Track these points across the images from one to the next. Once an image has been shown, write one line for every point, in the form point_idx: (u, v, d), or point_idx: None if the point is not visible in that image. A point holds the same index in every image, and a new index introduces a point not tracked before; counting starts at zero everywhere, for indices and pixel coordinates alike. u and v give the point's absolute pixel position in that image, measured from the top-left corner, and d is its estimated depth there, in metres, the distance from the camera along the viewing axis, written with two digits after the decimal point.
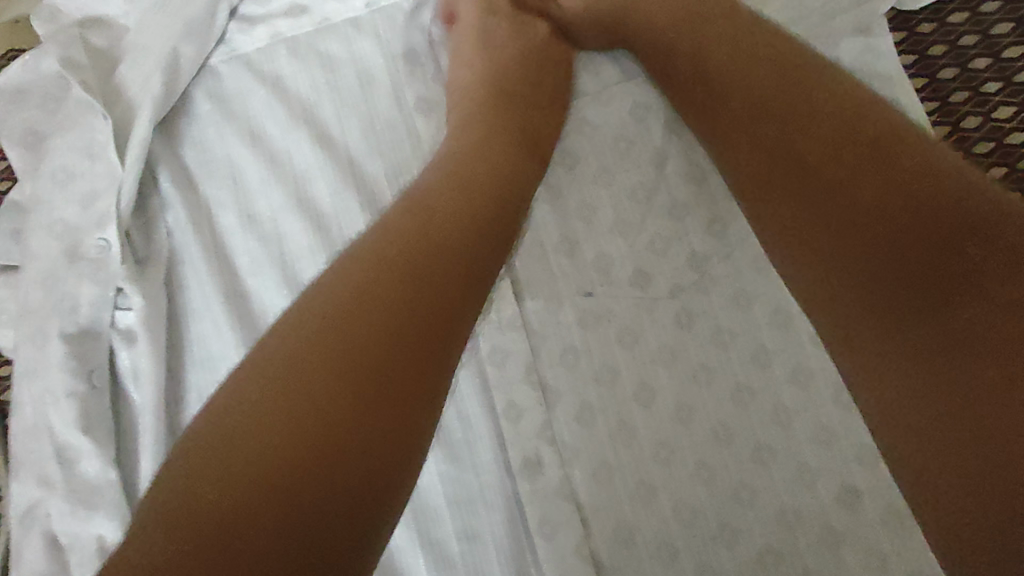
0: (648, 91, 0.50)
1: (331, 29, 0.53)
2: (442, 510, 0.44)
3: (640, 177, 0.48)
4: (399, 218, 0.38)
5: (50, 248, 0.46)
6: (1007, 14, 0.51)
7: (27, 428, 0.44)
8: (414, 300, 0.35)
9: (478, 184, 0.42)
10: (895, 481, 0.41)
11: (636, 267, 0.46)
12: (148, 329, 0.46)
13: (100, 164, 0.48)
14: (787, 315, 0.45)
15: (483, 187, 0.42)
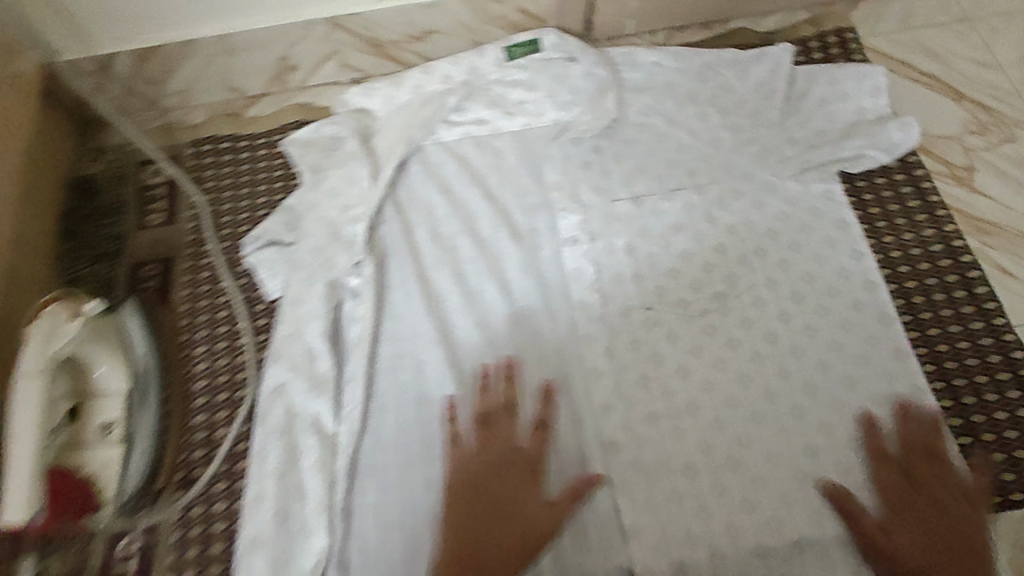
0: (697, 195, 0.79)
1: (499, 134, 0.84)
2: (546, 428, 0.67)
3: (686, 246, 0.76)
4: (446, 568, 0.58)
5: (320, 232, 0.74)
6: (912, 179, 0.78)
7: (286, 337, 0.69)
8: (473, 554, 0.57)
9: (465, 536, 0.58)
10: (842, 443, 0.65)
11: (681, 296, 0.73)
12: (369, 290, 0.72)
13: (358, 189, 0.77)
14: (777, 335, 0.70)
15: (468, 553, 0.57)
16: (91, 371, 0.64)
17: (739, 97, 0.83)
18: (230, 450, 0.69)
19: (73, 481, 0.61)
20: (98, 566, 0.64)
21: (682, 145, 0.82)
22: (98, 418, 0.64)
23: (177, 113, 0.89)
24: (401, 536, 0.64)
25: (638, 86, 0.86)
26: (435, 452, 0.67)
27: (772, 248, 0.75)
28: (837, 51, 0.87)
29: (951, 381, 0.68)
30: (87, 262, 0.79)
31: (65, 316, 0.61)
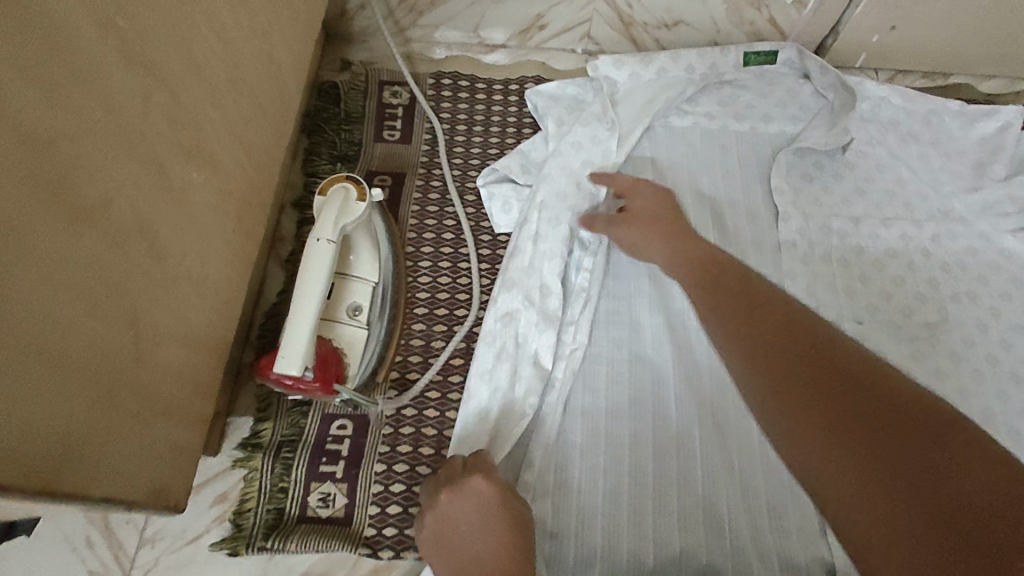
0: (914, 229, 0.81)
1: (725, 132, 0.89)
2: (754, 412, 0.69)
3: (899, 273, 0.79)
4: None
5: (564, 180, 0.77)
6: None
7: (522, 269, 0.73)
8: None
9: None
10: None
11: (890, 317, 0.76)
12: (603, 245, 0.75)
13: (601, 149, 0.81)
14: (984, 376, 0.72)
15: None
16: (351, 255, 0.67)
17: (960, 147, 0.87)
18: (446, 362, 0.71)
19: (329, 352, 0.62)
20: (312, 440, 0.65)
21: (901, 180, 0.85)
22: (348, 300, 0.67)
23: (420, 44, 0.94)
24: (604, 478, 0.66)
25: (864, 116, 0.90)
26: (645, 408, 0.69)
27: (983, 294, 0.77)
28: None
29: None
30: (325, 159, 0.83)
31: (355, 197, 0.64)
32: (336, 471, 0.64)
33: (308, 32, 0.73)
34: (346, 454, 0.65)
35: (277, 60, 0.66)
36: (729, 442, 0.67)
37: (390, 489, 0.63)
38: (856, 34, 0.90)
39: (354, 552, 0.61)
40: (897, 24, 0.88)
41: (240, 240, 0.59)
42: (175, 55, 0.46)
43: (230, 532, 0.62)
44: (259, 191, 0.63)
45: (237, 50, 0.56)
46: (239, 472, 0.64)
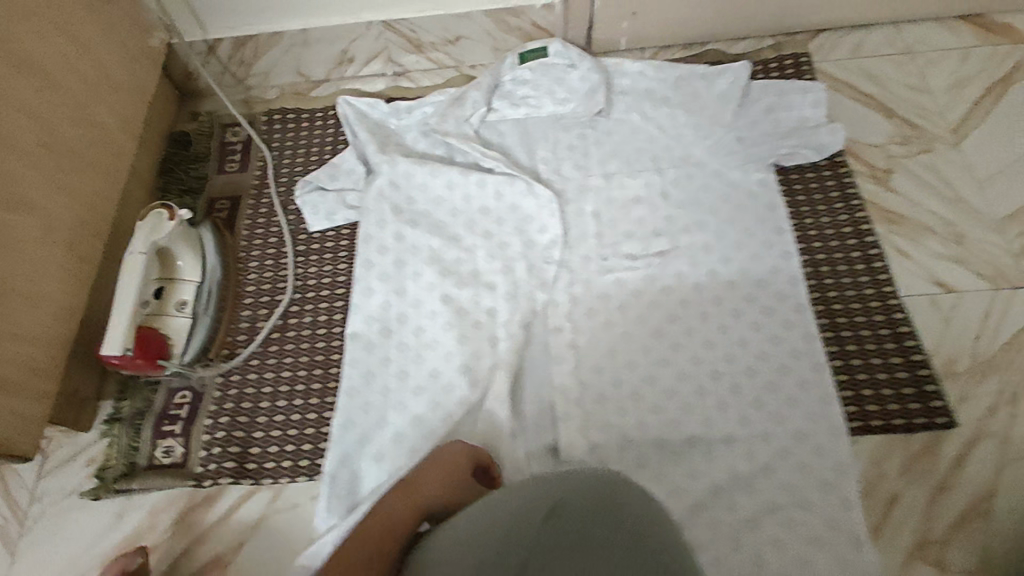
0: (656, 177, 0.96)
1: (503, 121, 1.05)
2: (505, 341, 0.84)
3: (643, 213, 0.93)
4: None
5: (386, 185, 0.95)
6: (838, 175, 0.94)
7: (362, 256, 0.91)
8: None
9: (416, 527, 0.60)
10: (739, 372, 0.81)
11: (630, 250, 0.91)
12: (407, 227, 0.92)
13: (412, 161, 0.96)
14: (702, 287, 0.87)
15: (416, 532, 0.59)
16: (176, 263, 0.86)
17: (703, 102, 1.02)
18: (267, 336, 0.89)
19: (151, 335, 0.80)
20: (158, 408, 0.84)
21: (651, 138, 1.00)
22: (175, 297, 0.85)
23: (256, 90, 1.14)
24: (385, 407, 0.81)
25: (623, 90, 1.05)
26: (421, 351, 0.85)
27: (713, 221, 0.92)
28: (793, 71, 1.04)
29: (839, 332, 0.83)
30: (176, 193, 1.03)
31: (166, 218, 0.82)
32: (176, 429, 0.82)
33: (133, 95, 0.92)
34: (184, 415, 0.83)
35: (100, 121, 0.85)
36: (483, 369, 0.83)
37: (215, 436, 0.82)
38: (607, 22, 1.06)
39: (187, 487, 0.79)
40: (636, 11, 1.04)
41: (77, 261, 0.79)
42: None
43: (95, 484, 0.80)
44: (95, 222, 0.83)
45: (47, 122, 0.76)
46: (103, 441, 0.83)
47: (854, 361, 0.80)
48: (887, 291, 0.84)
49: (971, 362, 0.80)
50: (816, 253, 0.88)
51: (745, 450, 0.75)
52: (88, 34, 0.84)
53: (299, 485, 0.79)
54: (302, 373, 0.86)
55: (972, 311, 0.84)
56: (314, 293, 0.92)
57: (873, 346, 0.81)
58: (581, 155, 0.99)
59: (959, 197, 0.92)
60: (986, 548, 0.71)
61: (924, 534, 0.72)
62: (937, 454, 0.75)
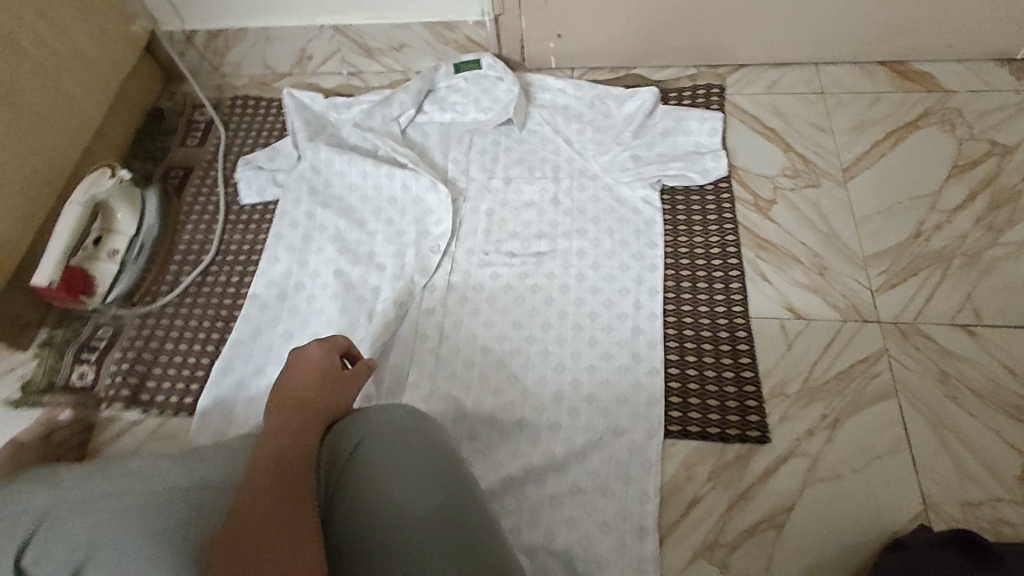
0: (551, 185, 1.05)
1: (431, 122, 1.16)
2: (379, 315, 0.93)
3: (531, 216, 1.02)
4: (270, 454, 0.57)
5: (309, 168, 1.07)
6: (718, 198, 0.99)
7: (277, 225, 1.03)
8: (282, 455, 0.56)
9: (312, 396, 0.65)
10: (581, 367, 0.87)
11: (511, 248, 0.99)
12: (319, 206, 1.04)
13: (336, 149, 1.08)
14: (568, 287, 0.94)
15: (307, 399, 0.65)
16: (115, 217, 1.00)
17: (611, 122, 1.10)
18: (184, 288, 1.01)
19: (78, 274, 0.94)
20: (82, 339, 0.97)
21: (556, 150, 1.09)
22: (109, 246, 0.99)
23: (230, 77, 1.29)
24: (263, 360, 0.90)
25: (542, 104, 1.15)
26: (306, 317, 0.95)
27: (591, 230, 0.99)
28: (702, 100, 1.11)
29: (683, 342, 0.87)
30: (140, 158, 1.17)
31: (107, 176, 0.97)
32: (91, 357, 0.95)
33: (105, 73, 1.08)
34: (101, 347, 0.96)
35: (66, 90, 1.00)
36: (354, 338, 0.92)
37: (120, 368, 0.93)
38: (536, 42, 1.16)
39: (90, 408, 0.91)
40: (560, 33, 1.14)
41: (26, 205, 0.93)
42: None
43: (18, 396, 0.93)
44: (49, 174, 0.97)
45: (15, 86, 0.91)
46: (34, 361, 0.96)
47: (689, 370, 0.85)
48: (737, 311, 0.89)
49: (802, 385, 0.83)
50: (681, 268, 0.94)
51: (565, 437, 0.81)
52: (64, 18, 1.00)
53: (180, 418, 0.90)
54: (205, 324, 0.97)
55: (817, 338, 0.87)
56: (232, 256, 1.04)
57: (710, 359, 0.85)
58: (489, 159, 1.09)
59: (831, 231, 0.96)
60: (771, 558, 0.73)
61: (714, 536, 0.74)
62: (747, 465, 0.78)
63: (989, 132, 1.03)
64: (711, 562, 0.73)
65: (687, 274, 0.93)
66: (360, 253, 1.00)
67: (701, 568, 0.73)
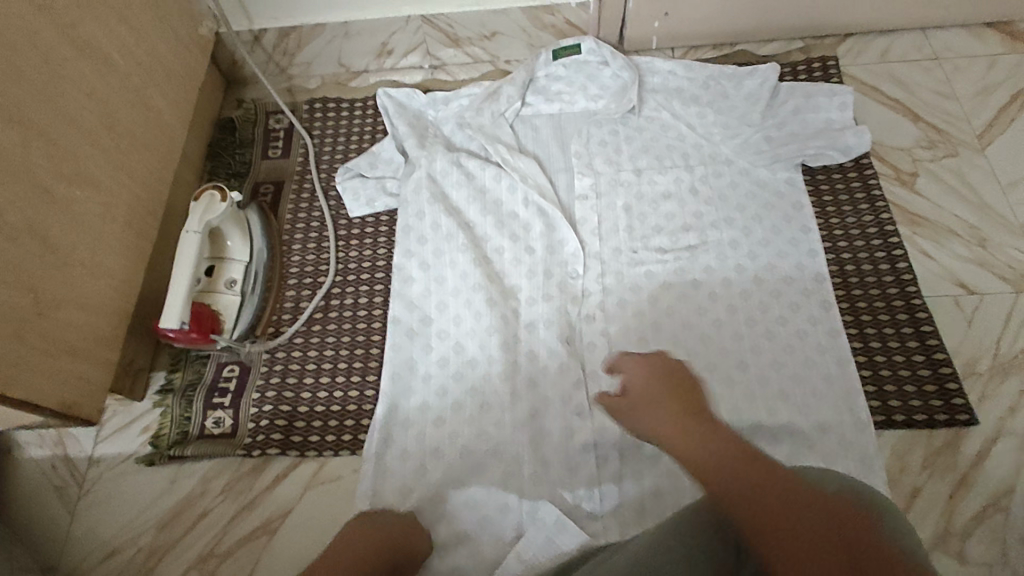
0: (685, 174, 0.99)
1: (538, 115, 1.08)
2: (540, 328, 0.88)
3: (672, 209, 0.97)
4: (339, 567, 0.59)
5: (422, 176, 0.98)
6: (862, 177, 0.97)
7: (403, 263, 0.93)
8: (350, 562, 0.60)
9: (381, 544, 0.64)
10: (765, 363, 0.83)
11: (660, 245, 0.94)
12: (443, 215, 0.95)
13: (445, 156, 1.00)
14: (731, 281, 0.90)
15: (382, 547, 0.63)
16: (225, 244, 0.91)
17: (733, 104, 1.03)
18: (310, 315, 0.93)
19: (204, 311, 0.85)
20: (208, 381, 0.88)
21: (682, 136, 1.03)
22: (225, 276, 0.91)
23: (298, 79, 1.20)
24: (426, 391, 0.85)
25: (654, 88, 1.07)
26: (456, 341, 0.87)
27: (741, 218, 0.94)
28: (821, 75, 1.07)
29: (864, 329, 0.85)
30: (222, 175, 1.08)
31: (219, 199, 0.88)
32: (225, 401, 0.87)
33: (182, 83, 0.98)
34: (233, 388, 0.87)
35: (152, 104, 0.90)
36: (518, 355, 0.86)
37: (262, 408, 0.86)
38: (640, 23, 1.09)
39: (237, 456, 0.84)
40: (668, 11, 1.07)
41: (133, 238, 0.84)
42: (42, 109, 0.70)
43: (150, 451, 0.85)
44: (149, 203, 0.88)
45: (110, 105, 0.81)
46: (156, 410, 0.88)
47: (877, 358, 0.83)
48: (912, 291, 0.87)
49: (994, 362, 0.83)
50: (844, 251, 0.92)
51: (770, 440, 0.79)
52: (144, 21, 0.88)
53: (343, 458, 0.84)
54: (345, 352, 0.90)
55: (993, 314, 0.86)
56: (355, 276, 0.96)
57: (895, 344, 0.84)
58: (611, 151, 1.03)
59: (982, 203, 0.95)
60: (1006, 543, 0.73)
61: (945, 527, 0.75)
62: (959, 450, 0.78)
63: None
64: (948, 553, 0.74)
65: (848, 258, 0.91)
66: (502, 263, 0.93)
67: (939, 561, 0.73)
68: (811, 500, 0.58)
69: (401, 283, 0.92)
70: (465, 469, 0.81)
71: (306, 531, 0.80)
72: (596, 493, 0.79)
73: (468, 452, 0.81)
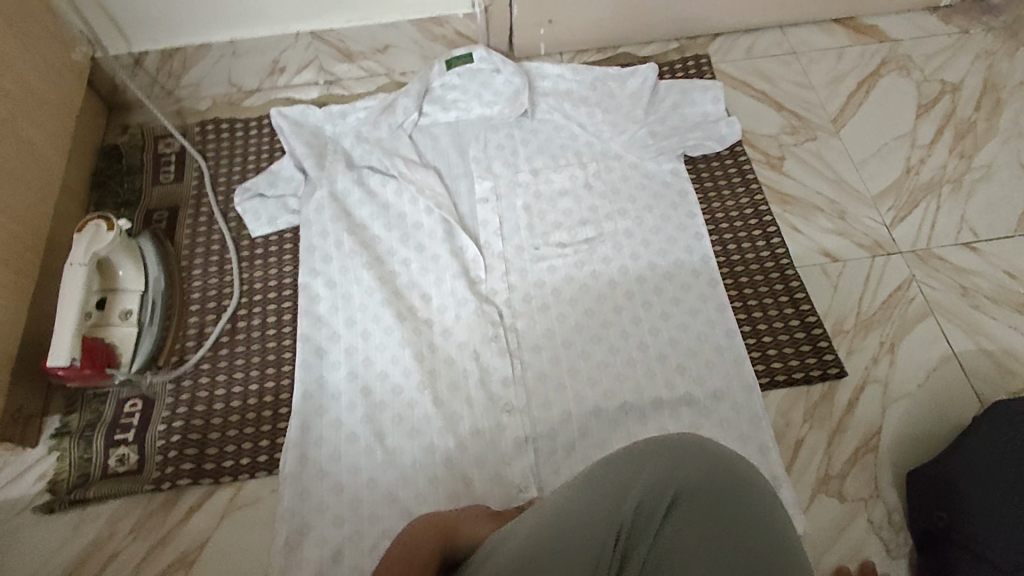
0: (579, 172, 1.05)
1: (436, 124, 1.10)
2: (448, 331, 0.90)
3: (568, 206, 1.02)
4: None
5: (321, 195, 0.99)
6: (735, 163, 1.06)
7: (313, 280, 0.93)
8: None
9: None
10: (663, 343, 0.89)
11: (561, 241, 0.99)
12: (349, 231, 0.97)
13: (343, 173, 1.01)
14: (626, 268, 0.96)
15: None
16: (117, 275, 0.88)
17: (616, 101, 1.09)
18: (215, 340, 0.91)
19: (99, 346, 0.82)
20: (109, 418, 0.84)
21: (573, 136, 1.09)
22: (119, 306, 0.87)
23: (188, 101, 1.16)
24: (339, 408, 0.85)
25: (545, 91, 1.12)
26: (368, 351, 0.88)
27: (630, 208, 1.01)
28: (694, 72, 1.16)
29: (747, 301, 0.93)
30: (111, 206, 1.04)
31: (105, 229, 0.84)
32: (129, 436, 0.83)
33: (59, 114, 0.94)
34: (137, 422, 0.84)
35: (25, 137, 0.86)
36: (430, 358, 0.88)
37: (170, 439, 0.83)
38: (526, 30, 1.14)
39: (146, 493, 0.81)
40: (551, 19, 1.13)
41: (12, 277, 0.80)
42: None
43: (48, 499, 0.80)
44: (27, 238, 0.83)
45: None
46: (52, 455, 0.83)
47: (761, 326, 0.91)
48: (785, 263, 0.96)
49: (856, 320, 0.93)
50: (728, 233, 1.00)
51: (671, 413, 0.85)
52: (8, 51, 0.85)
53: (260, 480, 0.83)
54: (255, 374, 0.88)
55: (854, 276, 0.96)
56: (261, 295, 0.95)
57: (774, 312, 0.92)
58: (509, 156, 1.07)
59: (838, 179, 1.06)
60: (877, 477, 0.83)
61: (826, 471, 0.83)
62: (834, 400, 0.87)
63: (940, 72, 1.17)
64: (830, 494, 0.82)
65: (728, 239, 0.99)
66: (408, 270, 0.95)
67: (823, 501, 0.82)
68: (661, 504, 0.54)
69: (309, 299, 0.92)
70: (385, 476, 0.81)
71: (228, 558, 0.79)
72: (515, 482, 0.82)
73: (387, 458, 0.82)
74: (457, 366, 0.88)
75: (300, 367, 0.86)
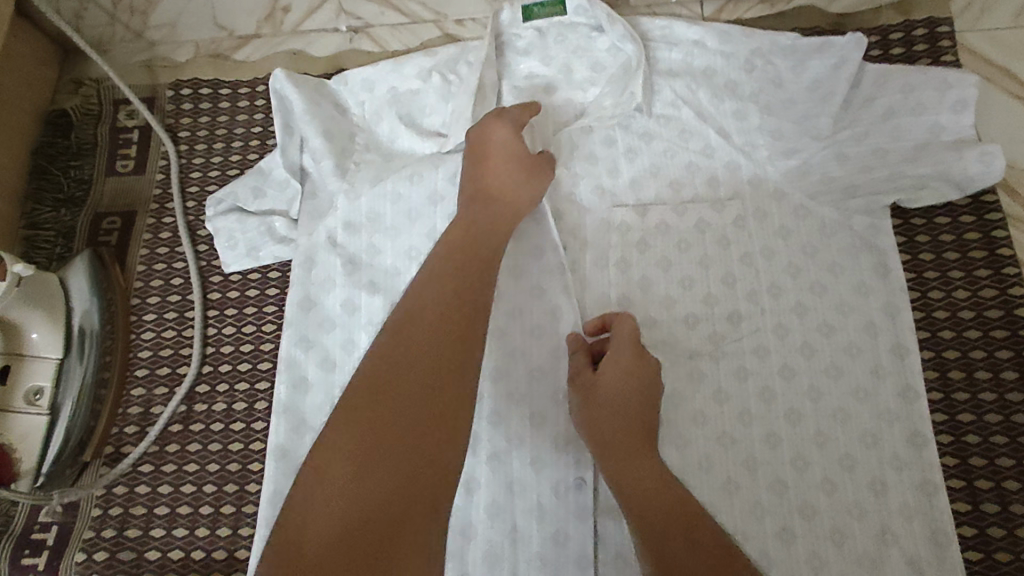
0: (713, 214, 0.66)
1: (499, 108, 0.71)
2: (485, 462, 0.61)
3: (690, 271, 0.65)
4: (383, 358, 0.44)
5: (319, 224, 0.67)
6: (981, 225, 0.65)
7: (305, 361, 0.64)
8: (402, 361, 0.44)
9: (419, 320, 0.46)
10: (819, 536, 0.57)
11: (671, 331, 0.63)
12: (360, 288, 0.66)
13: (355, 189, 0.67)
14: (772, 394, 0.61)
15: (417, 320, 0.46)
16: (23, 337, 0.64)
17: (788, 94, 0.67)
18: (162, 430, 0.66)
19: None
20: (18, 530, 0.64)
21: (707, 149, 0.67)
22: (27, 384, 0.64)
23: (162, 47, 0.82)
24: None
25: (671, 68, 0.70)
26: None
27: (790, 288, 0.63)
28: (923, 53, 0.71)
29: (974, 481, 0.59)
30: (48, 201, 0.76)
31: None
32: (39, 563, 0.62)
33: None
34: (51, 542, 0.63)
35: None
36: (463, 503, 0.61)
37: None
38: None
39: None
40: None
41: None
42: None
43: None
44: None
45: None
46: None
47: (990, 528, 0.58)
48: None
49: None
50: (956, 350, 0.62)
51: None
52: None
53: None
54: (208, 492, 0.63)
55: None
56: (229, 367, 0.67)
57: (1021, 510, 0.58)
58: (604, 175, 0.69)
59: None
60: None
61: None
62: None
63: None
64: None
65: (953, 364, 0.62)
66: None
67: None
68: None
69: (294, 389, 0.63)
70: None
71: None
72: None
73: None
74: (495, 523, 0.60)
75: (266, 502, 0.60)
